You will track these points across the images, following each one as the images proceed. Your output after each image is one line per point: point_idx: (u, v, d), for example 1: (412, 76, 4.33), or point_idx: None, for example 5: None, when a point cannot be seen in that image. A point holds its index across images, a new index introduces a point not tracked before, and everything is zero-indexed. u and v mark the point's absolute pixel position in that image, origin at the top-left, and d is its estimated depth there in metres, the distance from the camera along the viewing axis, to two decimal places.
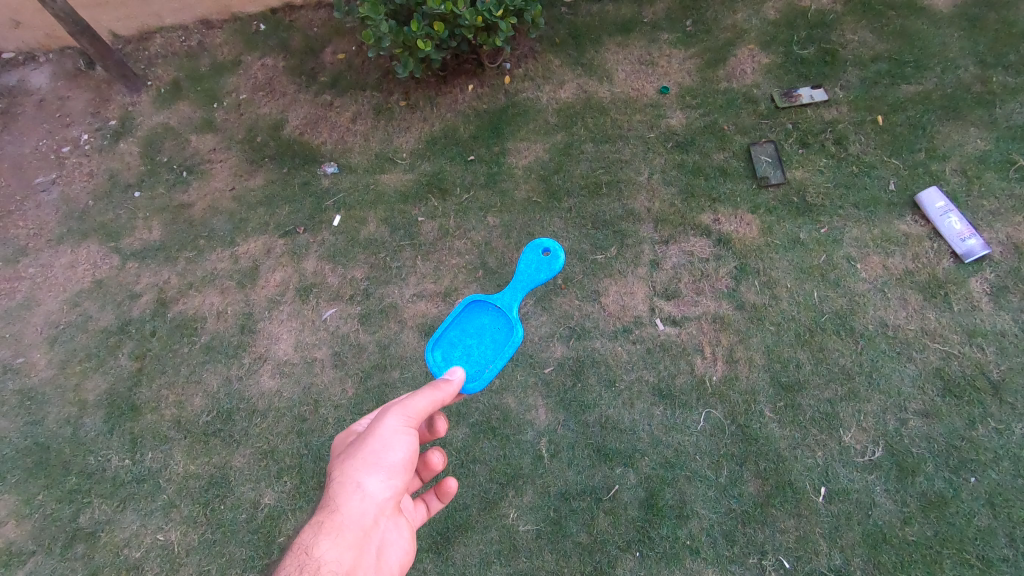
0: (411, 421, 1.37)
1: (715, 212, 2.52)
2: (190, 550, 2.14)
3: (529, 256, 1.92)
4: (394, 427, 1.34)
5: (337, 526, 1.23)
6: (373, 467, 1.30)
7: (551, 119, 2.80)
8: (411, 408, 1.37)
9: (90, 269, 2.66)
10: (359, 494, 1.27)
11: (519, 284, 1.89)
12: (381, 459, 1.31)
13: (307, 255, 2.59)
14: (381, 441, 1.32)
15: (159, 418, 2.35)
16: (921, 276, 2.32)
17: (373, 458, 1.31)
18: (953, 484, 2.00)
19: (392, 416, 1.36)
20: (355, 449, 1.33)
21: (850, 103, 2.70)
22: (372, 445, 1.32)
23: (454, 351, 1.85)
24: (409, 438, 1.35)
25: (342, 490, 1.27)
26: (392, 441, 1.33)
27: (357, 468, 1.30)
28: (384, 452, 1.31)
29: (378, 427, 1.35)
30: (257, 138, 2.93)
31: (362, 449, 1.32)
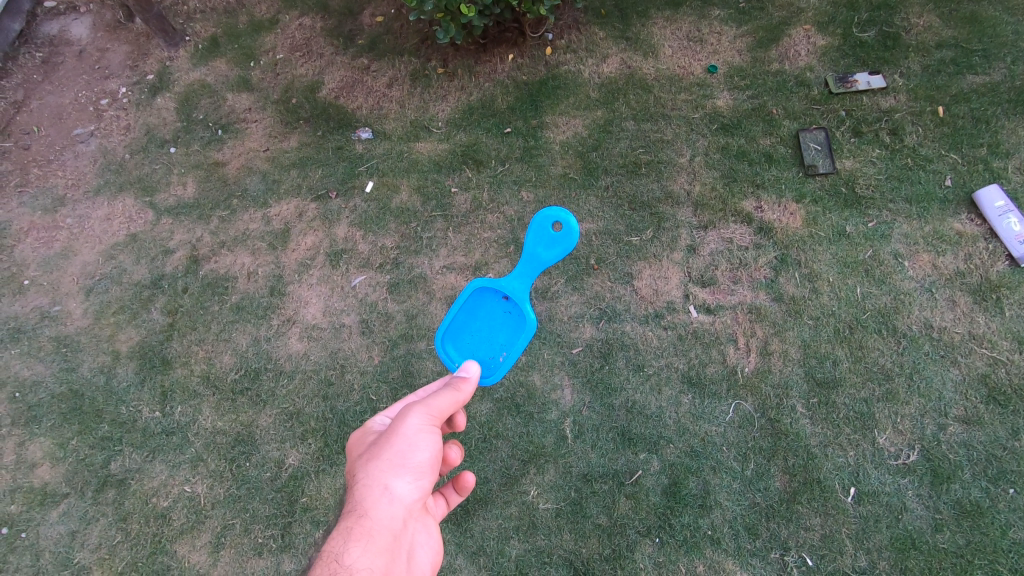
0: (435, 420, 1.30)
1: (758, 199, 2.43)
2: (216, 503, 2.19)
3: (536, 232, 1.78)
4: (419, 425, 1.27)
5: (366, 531, 1.12)
6: (400, 467, 1.21)
7: (592, 94, 2.72)
8: (432, 407, 1.32)
9: (126, 223, 2.69)
10: (387, 497, 1.17)
11: (529, 266, 1.79)
12: (408, 458, 1.22)
13: (339, 221, 2.58)
14: (406, 440, 1.24)
15: (188, 373, 2.38)
16: (972, 278, 2.23)
17: (399, 458, 1.22)
18: (990, 494, 1.95)
19: (414, 415, 1.29)
20: (378, 451, 1.24)
21: (910, 91, 2.56)
22: (398, 445, 1.23)
23: (465, 337, 1.82)
24: (434, 436, 1.28)
25: (369, 493, 1.17)
26: (418, 440, 1.25)
27: (383, 469, 1.20)
28: (412, 452, 1.23)
29: (400, 426, 1.27)
30: (293, 100, 2.90)
31: (386, 449, 1.23)
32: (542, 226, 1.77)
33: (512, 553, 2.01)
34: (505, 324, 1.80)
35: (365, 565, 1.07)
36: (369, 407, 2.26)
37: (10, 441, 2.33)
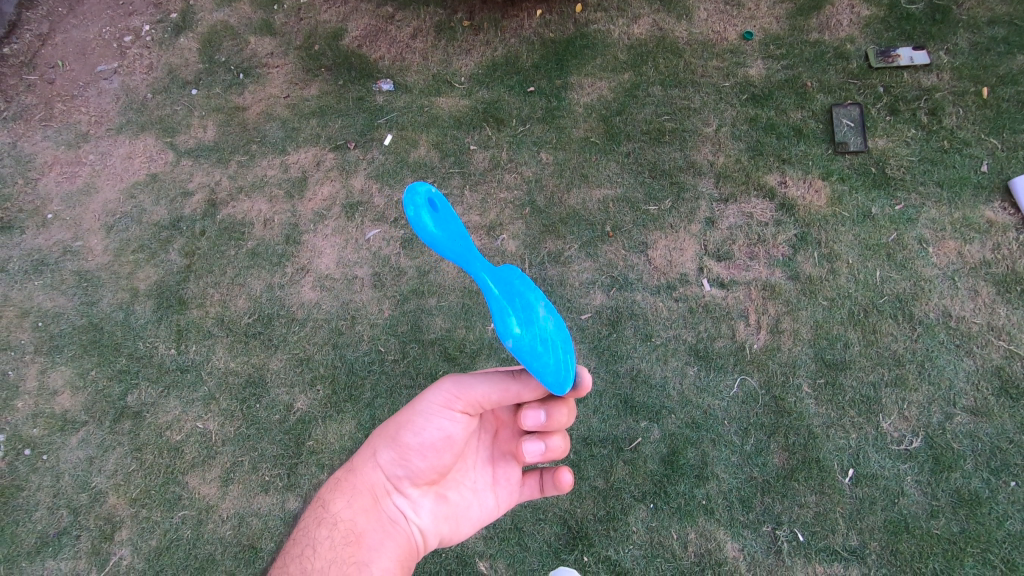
0: (440, 404, 1.42)
1: (783, 174, 2.37)
2: (227, 441, 2.27)
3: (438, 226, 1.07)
4: (421, 408, 1.44)
5: (352, 485, 1.48)
6: (389, 443, 1.47)
7: (621, 56, 2.62)
8: (451, 393, 1.41)
9: (147, 162, 2.70)
10: (372, 463, 1.47)
11: (457, 262, 1.09)
12: (398, 437, 1.45)
13: (356, 172, 2.57)
14: (406, 418, 1.46)
15: (203, 314, 2.43)
16: (998, 269, 2.17)
17: (393, 433, 1.46)
18: (990, 485, 1.95)
19: (425, 397, 1.45)
20: (389, 423, 1.51)
21: (955, 69, 2.43)
22: (395, 422, 1.48)
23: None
24: (430, 422, 1.42)
25: (366, 455, 1.49)
26: (409, 421, 1.45)
27: (380, 442, 1.49)
28: (400, 430, 1.45)
29: (411, 404, 1.48)
30: (315, 46, 2.85)
31: (390, 425, 1.50)
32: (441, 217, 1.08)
33: (508, 508, 2.05)
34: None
35: (343, 513, 1.45)
36: (377, 358, 2.30)
37: (33, 368, 2.41)
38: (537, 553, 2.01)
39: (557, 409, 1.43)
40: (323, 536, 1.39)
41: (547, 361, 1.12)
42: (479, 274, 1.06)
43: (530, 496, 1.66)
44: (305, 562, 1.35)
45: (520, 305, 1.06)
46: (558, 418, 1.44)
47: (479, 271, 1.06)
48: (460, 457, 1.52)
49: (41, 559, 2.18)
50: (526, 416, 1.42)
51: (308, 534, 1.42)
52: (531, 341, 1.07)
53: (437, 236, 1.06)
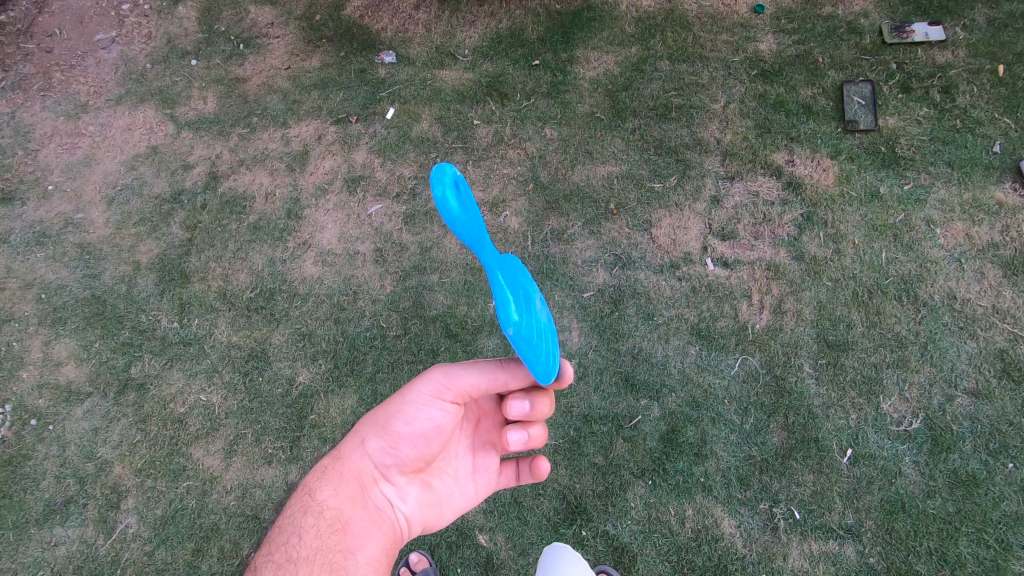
0: (429, 394, 1.43)
1: (791, 152, 2.33)
2: (230, 413, 2.29)
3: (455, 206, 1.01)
4: (408, 399, 1.44)
5: (340, 474, 1.48)
6: (378, 431, 1.47)
7: (628, 29, 2.55)
8: (440, 380, 1.42)
9: (147, 134, 2.68)
10: (361, 451, 1.48)
11: (471, 247, 1.06)
12: (386, 426, 1.45)
13: (358, 146, 2.54)
14: (394, 407, 1.46)
15: (206, 288, 2.43)
16: (1005, 251, 2.15)
17: (382, 422, 1.46)
18: (988, 466, 1.96)
19: (414, 384, 1.46)
20: (377, 411, 1.51)
21: (971, 46, 2.37)
22: (383, 411, 1.48)
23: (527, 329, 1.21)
24: (420, 411, 1.43)
25: (353, 443, 1.50)
26: (399, 411, 1.45)
27: (368, 431, 1.48)
28: (389, 419, 1.46)
29: (398, 393, 1.48)
30: (316, 16, 2.78)
31: (379, 413, 1.50)
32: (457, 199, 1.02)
33: (508, 482, 2.08)
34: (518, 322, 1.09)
35: (331, 501, 1.45)
36: (379, 334, 2.30)
37: (37, 339, 2.43)
38: (536, 527, 2.04)
39: (540, 401, 1.44)
40: (310, 524, 1.41)
41: (540, 353, 1.09)
42: (490, 263, 1.04)
43: (506, 485, 1.70)
44: (291, 549, 1.37)
45: (524, 296, 1.04)
46: (540, 410, 1.45)
47: (491, 261, 1.04)
48: (446, 446, 1.54)
49: (49, 526, 2.23)
50: (510, 406, 1.44)
51: (295, 521, 1.43)
52: (530, 332, 1.03)
53: (459, 218, 1.01)
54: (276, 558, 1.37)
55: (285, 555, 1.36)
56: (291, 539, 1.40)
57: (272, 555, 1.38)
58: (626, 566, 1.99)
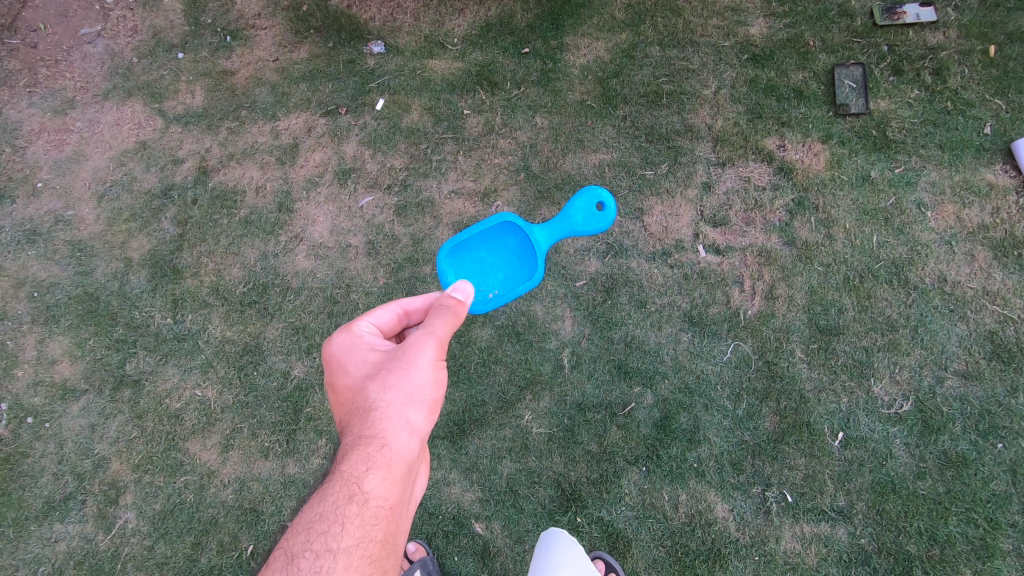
0: (440, 355, 1.36)
1: (782, 137, 2.32)
2: (226, 408, 2.30)
3: (583, 202, 1.82)
4: (428, 362, 1.34)
5: (384, 459, 1.24)
6: (414, 403, 1.30)
7: (618, 14, 2.51)
8: (441, 338, 1.37)
9: (135, 129, 2.66)
10: (402, 430, 1.28)
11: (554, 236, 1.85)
12: (421, 397, 1.31)
13: (348, 138, 2.52)
14: (421, 376, 1.32)
15: (199, 283, 2.43)
16: (995, 233, 2.15)
17: (413, 394, 1.30)
18: (977, 447, 1.98)
19: (428, 347, 1.34)
20: (396, 377, 1.31)
21: (962, 27, 2.34)
22: (412, 378, 1.31)
23: (465, 258, 1.94)
24: (439, 374, 1.35)
25: (388, 424, 1.26)
26: (429, 376, 1.32)
27: (399, 403, 1.29)
28: (424, 388, 1.31)
29: (416, 358, 1.33)
30: (302, 6, 2.73)
31: (401, 380, 1.31)
32: (586, 203, 1.82)
33: (504, 471, 2.10)
34: (503, 260, 1.95)
35: (379, 492, 1.21)
36: None
37: (31, 338, 2.43)
38: (532, 515, 2.06)
39: None
40: (358, 517, 1.17)
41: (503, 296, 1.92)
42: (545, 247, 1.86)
43: None
44: (333, 540, 1.15)
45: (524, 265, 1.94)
46: None
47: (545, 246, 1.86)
48: None
49: (49, 522, 2.24)
50: None
51: (338, 513, 1.18)
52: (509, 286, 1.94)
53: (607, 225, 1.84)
54: (319, 555, 1.12)
55: (326, 547, 1.13)
56: (331, 530, 1.16)
57: (309, 551, 1.14)
58: (621, 552, 2.01)
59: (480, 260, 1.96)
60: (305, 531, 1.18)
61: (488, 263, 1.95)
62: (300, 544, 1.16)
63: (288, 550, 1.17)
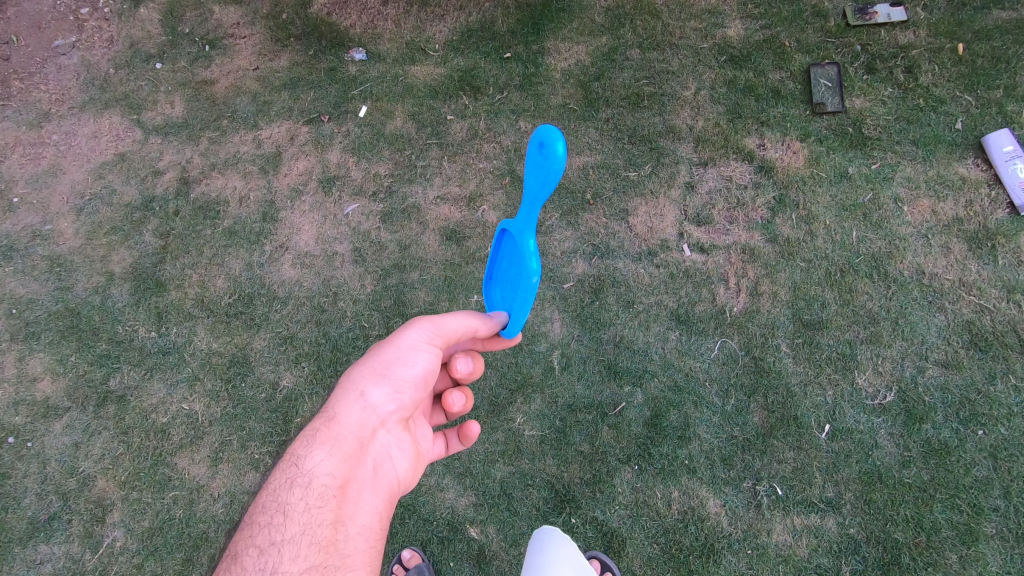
0: (425, 338, 1.41)
1: (762, 136, 2.36)
2: (213, 421, 2.27)
3: (532, 165, 1.15)
4: (410, 343, 1.40)
5: (331, 438, 1.31)
6: (378, 379, 1.37)
7: (597, 19, 2.55)
8: (438, 325, 1.41)
9: (113, 141, 2.62)
10: (356, 406, 1.34)
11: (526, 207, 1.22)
12: (385, 375, 1.37)
13: (332, 145, 2.52)
14: (398, 355, 1.39)
15: (183, 295, 2.40)
16: (970, 226, 2.21)
17: (382, 369, 1.37)
18: (959, 434, 2.03)
19: (415, 329, 1.41)
20: (367, 360, 1.40)
21: (931, 25, 2.40)
22: (383, 356, 1.39)
23: (500, 286, 1.48)
24: (415, 355, 1.39)
25: (342, 401, 1.35)
26: (399, 354, 1.39)
27: (362, 377, 1.37)
28: (391, 364, 1.38)
29: (400, 338, 1.40)
30: (282, 15, 2.72)
31: (373, 357, 1.40)
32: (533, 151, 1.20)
33: (497, 475, 2.10)
34: (507, 264, 1.41)
35: (324, 472, 1.26)
36: (361, 334, 2.29)
37: (10, 356, 2.38)
38: (526, 517, 2.07)
39: (475, 360, 1.52)
40: (296, 497, 1.24)
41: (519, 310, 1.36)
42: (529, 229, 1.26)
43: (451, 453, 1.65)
44: (275, 532, 1.21)
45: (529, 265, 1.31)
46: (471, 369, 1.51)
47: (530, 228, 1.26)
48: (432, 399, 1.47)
49: (33, 544, 2.19)
50: (457, 364, 1.47)
51: (279, 497, 1.26)
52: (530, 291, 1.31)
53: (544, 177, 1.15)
54: (264, 551, 1.18)
55: (270, 540, 1.20)
56: (275, 522, 1.22)
57: (253, 548, 1.19)
58: (616, 551, 2.02)
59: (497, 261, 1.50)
60: (251, 525, 1.25)
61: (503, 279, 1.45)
62: (247, 538, 1.23)
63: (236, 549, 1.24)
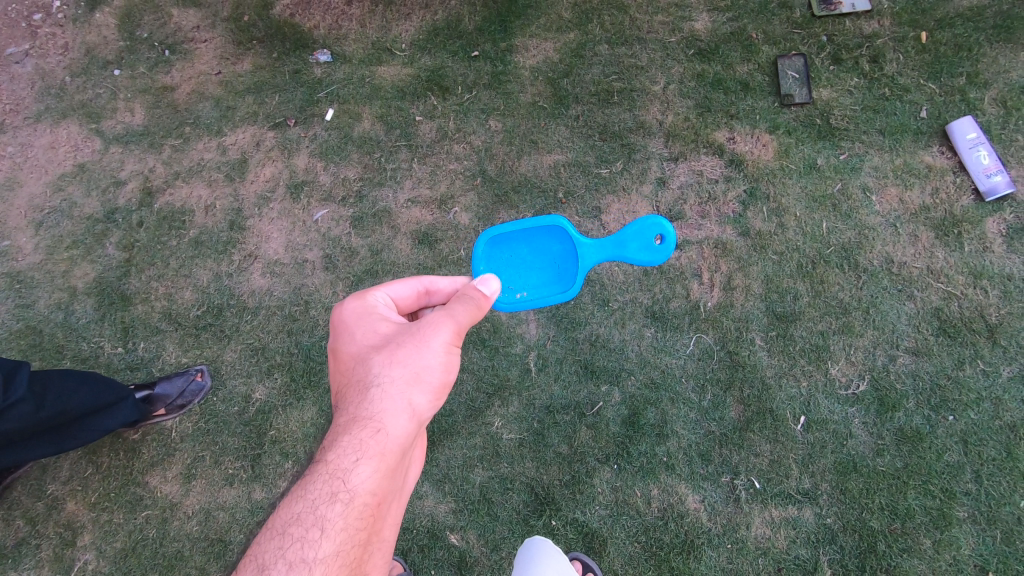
0: (455, 340, 1.29)
1: (731, 130, 2.36)
2: (185, 437, 2.22)
3: (642, 228, 1.75)
4: (441, 346, 1.27)
5: (376, 450, 1.17)
6: (418, 384, 1.23)
7: (565, 14, 2.52)
8: (463, 326, 1.31)
9: (72, 151, 2.53)
10: (396, 414, 1.20)
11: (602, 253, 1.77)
12: (423, 381, 1.24)
13: (298, 150, 2.47)
14: (434, 358, 1.26)
15: (149, 309, 2.35)
16: (936, 213, 2.23)
17: (420, 374, 1.24)
18: (930, 420, 2.06)
19: (447, 330, 1.28)
20: (400, 359, 1.24)
21: (895, 14, 2.41)
22: (424, 358, 1.25)
23: (502, 251, 1.86)
24: (448, 359, 1.27)
25: (381, 407, 1.20)
26: (439, 359, 1.26)
27: (402, 381, 1.22)
28: (433, 370, 1.25)
29: (433, 337, 1.26)
30: (243, 17, 2.65)
31: (410, 358, 1.24)
32: (648, 230, 1.73)
33: (476, 480, 2.09)
34: (529, 247, 1.87)
35: (367, 489, 1.15)
36: None
37: None
38: (506, 522, 2.05)
39: None
40: (338, 514, 1.13)
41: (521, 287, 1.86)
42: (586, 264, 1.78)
43: None
44: (313, 550, 1.10)
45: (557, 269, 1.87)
46: None
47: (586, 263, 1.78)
48: None
49: (3, 570, 2.14)
50: None
51: (319, 513, 1.13)
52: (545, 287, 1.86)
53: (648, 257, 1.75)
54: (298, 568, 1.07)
55: (303, 557, 1.08)
56: (311, 537, 1.11)
57: (284, 562, 1.07)
58: (598, 551, 2.02)
59: (524, 242, 1.87)
60: (280, 536, 1.12)
61: (525, 261, 1.88)
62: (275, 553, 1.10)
63: (258, 561, 1.10)
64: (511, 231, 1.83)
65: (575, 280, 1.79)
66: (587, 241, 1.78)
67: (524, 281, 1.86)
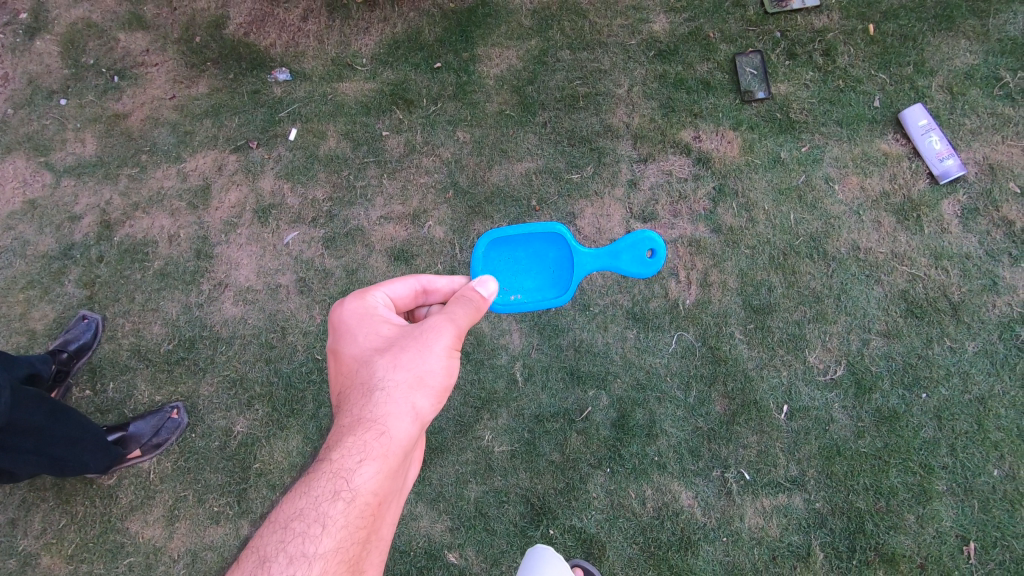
0: (456, 345, 1.28)
1: (696, 128, 2.40)
2: (165, 478, 2.14)
3: (636, 240, 1.76)
4: (443, 350, 1.26)
5: (379, 451, 1.15)
6: (420, 387, 1.22)
7: (525, 22, 2.52)
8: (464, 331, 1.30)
9: (21, 187, 2.42)
10: (399, 417, 1.19)
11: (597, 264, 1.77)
12: (425, 384, 1.22)
13: (263, 173, 2.41)
14: (436, 361, 1.24)
15: (116, 347, 2.25)
16: (895, 199, 2.31)
17: (423, 378, 1.22)
18: (905, 399, 2.13)
19: (449, 334, 1.27)
20: (402, 363, 1.23)
21: (842, 9, 2.49)
22: (426, 362, 1.23)
23: (501, 253, 1.84)
24: (449, 364, 1.26)
25: (384, 410, 1.18)
26: (441, 363, 1.25)
27: (405, 384, 1.21)
28: (435, 373, 1.24)
29: (435, 341, 1.25)
30: (195, 38, 2.57)
31: (413, 361, 1.23)
32: (644, 243, 1.76)
33: (470, 495, 2.07)
34: (526, 250, 1.85)
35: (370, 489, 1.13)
36: (315, 367, 2.20)
37: None
38: (504, 535, 2.04)
39: None
40: (340, 512, 1.10)
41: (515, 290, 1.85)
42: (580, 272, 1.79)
43: None
44: (314, 545, 1.06)
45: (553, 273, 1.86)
46: None
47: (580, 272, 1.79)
48: None
49: None
50: None
51: (321, 510, 1.10)
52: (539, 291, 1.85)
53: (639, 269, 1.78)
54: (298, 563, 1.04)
55: (303, 552, 1.05)
56: (312, 532, 1.07)
57: (284, 555, 1.04)
58: (597, 556, 2.03)
59: (522, 246, 1.84)
60: (280, 530, 1.09)
61: (521, 264, 1.87)
62: (274, 547, 1.07)
63: (255, 556, 1.06)
64: (513, 233, 1.80)
65: (568, 288, 1.79)
66: (585, 251, 1.77)
67: (518, 283, 1.85)
